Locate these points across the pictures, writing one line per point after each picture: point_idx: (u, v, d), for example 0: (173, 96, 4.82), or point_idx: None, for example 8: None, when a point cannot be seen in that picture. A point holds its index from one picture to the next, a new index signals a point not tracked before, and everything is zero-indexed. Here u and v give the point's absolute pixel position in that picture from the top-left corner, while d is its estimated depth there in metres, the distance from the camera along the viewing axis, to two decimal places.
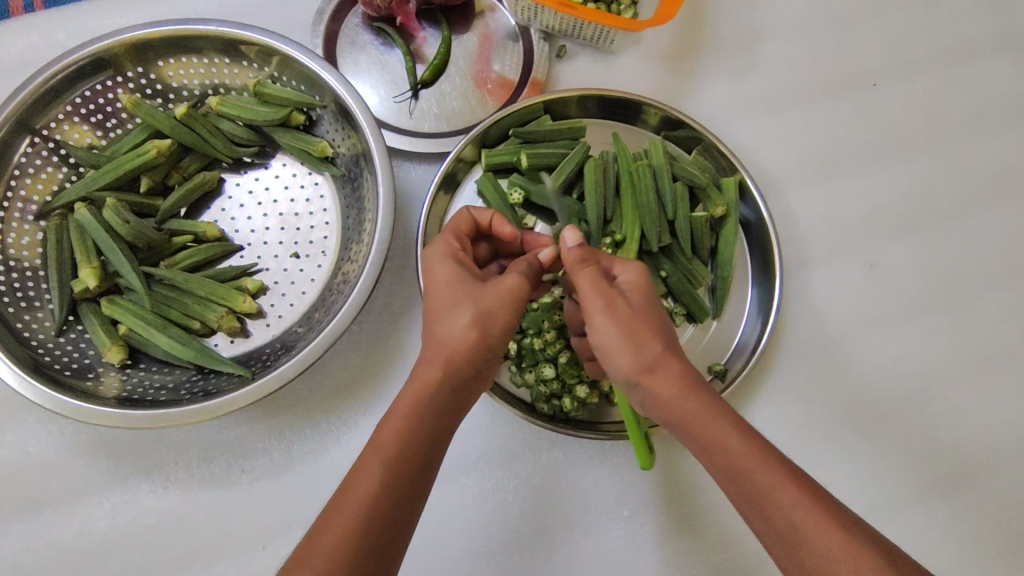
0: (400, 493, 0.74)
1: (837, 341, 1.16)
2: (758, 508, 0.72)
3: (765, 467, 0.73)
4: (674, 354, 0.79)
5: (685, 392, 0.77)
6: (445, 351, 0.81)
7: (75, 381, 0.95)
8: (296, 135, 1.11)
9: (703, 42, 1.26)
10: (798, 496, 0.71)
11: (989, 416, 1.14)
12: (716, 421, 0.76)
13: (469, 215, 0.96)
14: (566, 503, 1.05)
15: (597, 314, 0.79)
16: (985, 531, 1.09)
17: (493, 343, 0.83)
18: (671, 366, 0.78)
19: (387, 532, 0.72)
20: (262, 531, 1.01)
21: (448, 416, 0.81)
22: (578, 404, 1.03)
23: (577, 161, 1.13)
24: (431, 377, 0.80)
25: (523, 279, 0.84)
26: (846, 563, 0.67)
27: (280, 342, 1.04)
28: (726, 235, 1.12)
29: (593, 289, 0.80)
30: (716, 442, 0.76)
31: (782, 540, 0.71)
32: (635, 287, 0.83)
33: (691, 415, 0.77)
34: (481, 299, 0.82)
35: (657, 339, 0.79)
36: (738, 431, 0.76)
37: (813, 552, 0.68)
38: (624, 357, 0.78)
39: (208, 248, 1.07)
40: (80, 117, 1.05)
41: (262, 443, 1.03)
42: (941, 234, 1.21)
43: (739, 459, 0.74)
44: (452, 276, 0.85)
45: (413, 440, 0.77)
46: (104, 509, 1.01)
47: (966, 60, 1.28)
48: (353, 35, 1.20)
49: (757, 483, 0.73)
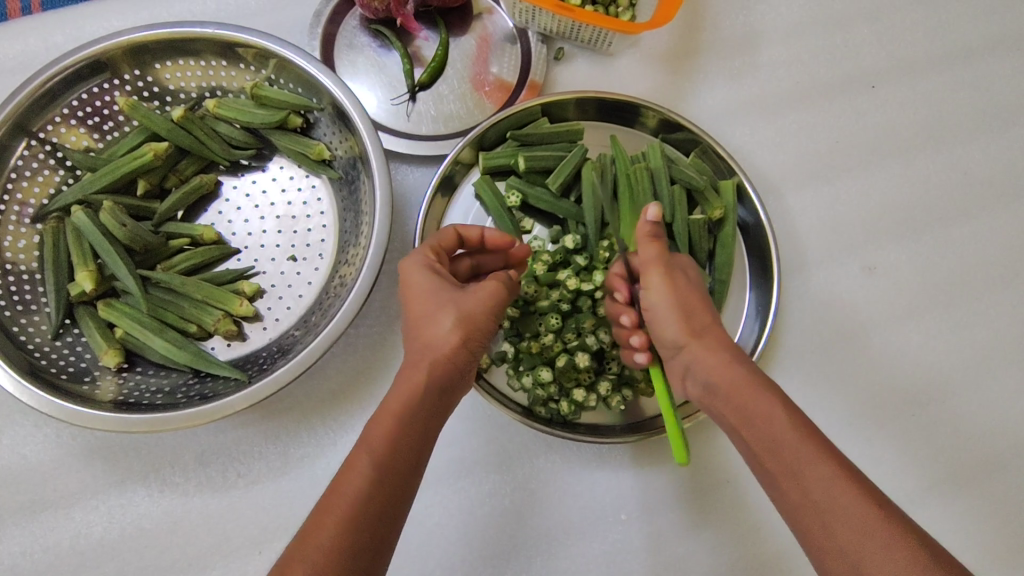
0: (390, 493, 0.74)
1: (836, 344, 1.16)
2: (790, 480, 0.74)
3: (801, 440, 0.75)
4: (720, 332, 0.86)
5: (729, 361, 0.82)
6: (429, 355, 0.81)
7: (71, 385, 0.95)
8: (293, 138, 1.10)
9: (701, 44, 1.25)
10: (832, 472, 0.72)
11: (988, 418, 1.14)
12: (758, 391, 0.79)
13: (455, 231, 0.96)
14: (563, 506, 1.04)
15: (656, 280, 0.88)
16: (983, 534, 1.09)
17: (474, 347, 0.84)
18: (718, 339, 0.85)
19: (380, 530, 0.72)
20: (259, 535, 1.01)
21: (435, 417, 0.81)
22: (575, 408, 1.03)
23: (574, 164, 1.11)
24: (417, 377, 0.80)
25: (503, 287, 0.88)
26: (879, 540, 0.67)
27: (277, 345, 1.04)
28: (725, 238, 1.12)
29: (658, 258, 0.89)
30: (756, 410, 0.78)
31: (815, 513, 0.71)
32: (691, 273, 0.92)
33: (737, 381, 0.80)
34: (463, 305, 0.84)
35: (707, 315, 0.87)
36: (779, 403, 0.78)
37: (847, 525, 0.69)
38: (678, 320, 0.86)
39: (205, 251, 1.07)
40: (78, 120, 1.05)
41: (259, 446, 1.03)
42: (940, 236, 1.21)
43: (777, 429, 0.76)
44: (432, 284, 0.85)
45: (402, 439, 0.76)
46: (100, 513, 1.01)
47: (964, 61, 1.28)
48: (351, 37, 1.20)
49: (793, 454, 0.74)
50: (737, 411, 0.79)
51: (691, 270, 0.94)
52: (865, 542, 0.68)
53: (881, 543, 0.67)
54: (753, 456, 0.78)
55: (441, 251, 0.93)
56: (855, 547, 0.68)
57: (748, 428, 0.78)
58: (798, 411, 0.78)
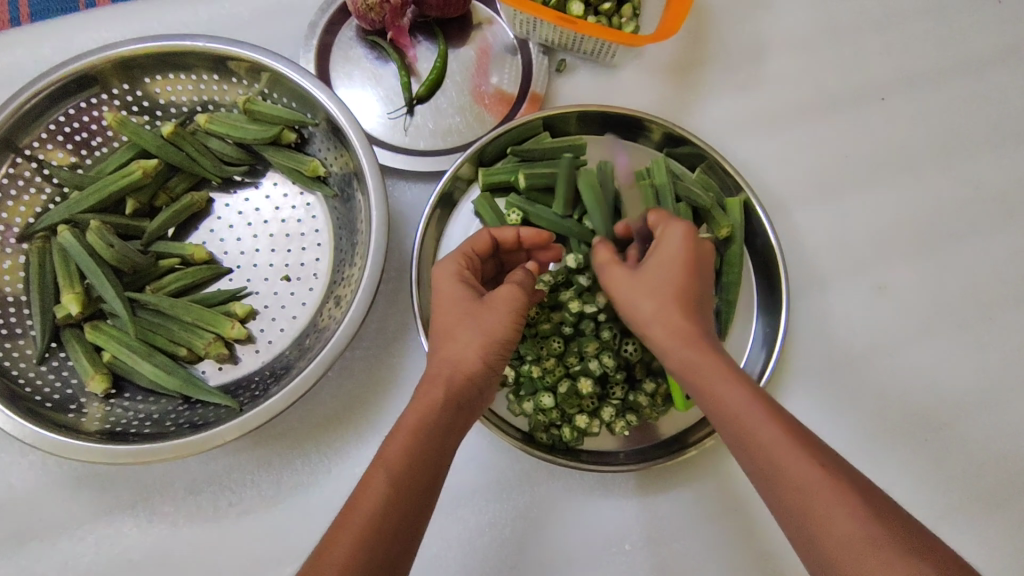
0: (407, 511, 0.70)
1: (846, 366, 1.12)
2: (743, 448, 0.73)
3: (751, 408, 0.73)
4: (679, 305, 0.82)
5: (685, 337, 0.79)
6: (448, 371, 0.79)
7: (55, 414, 0.92)
8: (286, 154, 1.07)
9: (707, 55, 1.22)
10: (779, 438, 0.70)
11: (1005, 442, 1.10)
12: (712, 364, 0.77)
13: (490, 235, 0.95)
14: (565, 537, 1.01)
15: (614, 281, 0.88)
16: (1001, 565, 1.05)
17: (497, 364, 0.82)
18: (670, 317, 0.81)
19: (396, 550, 0.68)
20: (251, 567, 0.97)
21: (455, 434, 0.77)
22: (578, 434, 0.99)
23: (566, 179, 1.07)
24: (436, 395, 0.77)
25: (525, 298, 0.85)
26: (826, 501, 0.66)
27: (270, 369, 1.00)
28: (732, 257, 1.08)
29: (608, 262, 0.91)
30: (708, 384, 0.76)
31: (769, 482, 0.70)
32: (666, 243, 0.86)
33: (689, 357, 0.78)
34: (486, 323, 0.81)
35: (663, 292, 0.83)
36: (732, 374, 0.76)
37: (797, 493, 0.68)
38: (634, 310, 0.85)
39: (196, 271, 1.04)
40: (64, 136, 1.02)
41: (251, 475, 1.00)
42: (953, 253, 1.18)
43: (727, 399, 0.74)
44: (458, 294, 0.84)
45: (423, 455, 0.73)
46: (87, 544, 0.98)
47: (977, 72, 1.24)
48: (347, 48, 1.17)
49: (743, 423, 0.73)
50: (692, 387, 0.78)
51: (675, 240, 0.86)
52: (813, 504, 0.67)
53: (830, 505, 0.66)
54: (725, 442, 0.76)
55: (474, 257, 0.92)
56: (806, 511, 0.67)
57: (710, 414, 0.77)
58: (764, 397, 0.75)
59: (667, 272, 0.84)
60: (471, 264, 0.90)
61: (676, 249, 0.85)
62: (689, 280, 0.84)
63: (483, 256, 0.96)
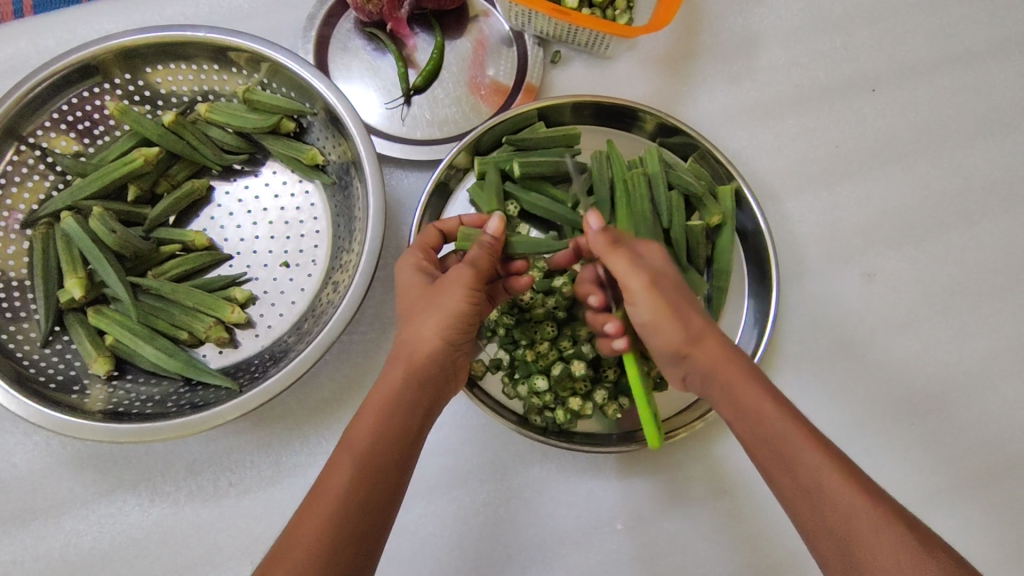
0: (375, 488, 0.72)
1: (835, 350, 1.14)
2: (783, 464, 0.73)
3: (794, 430, 0.74)
4: (714, 328, 0.83)
5: (728, 357, 0.81)
6: (407, 351, 0.81)
7: (60, 394, 0.94)
8: (286, 143, 1.09)
9: (699, 47, 1.24)
10: (823, 459, 0.71)
11: (991, 425, 1.12)
12: (748, 378, 0.79)
13: (438, 230, 0.97)
14: (557, 516, 1.03)
15: (639, 290, 0.83)
16: (984, 544, 1.07)
17: (457, 338, 0.84)
18: (713, 339, 0.82)
19: (366, 529, 0.70)
20: (250, 545, 1.00)
21: (420, 411, 0.79)
22: (571, 416, 1.01)
23: (493, 189, 1.09)
24: (397, 374, 0.79)
25: (472, 267, 0.85)
26: (869, 519, 0.67)
27: (269, 353, 1.02)
28: (723, 244, 1.11)
29: (628, 269, 0.84)
30: (749, 404, 0.77)
31: (810, 498, 0.71)
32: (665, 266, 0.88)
33: (734, 377, 0.79)
34: (438, 302, 0.82)
35: (698, 314, 0.83)
36: (769, 392, 0.78)
37: (837, 506, 0.69)
38: (667, 328, 0.82)
39: (197, 257, 1.06)
40: (67, 124, 1.03)
41: (250, 455, 1.02)
42: (942, 242, 1.20)
43: (770, 420, 0.76)
44: (415, 283, 0.86)
45: (385, 434, 0.75)
46: (90, 522, 1.00)
47: (966, 64, 1.26)
48: (345, 40, 1.18)
49: (785, 443, 0.74)
50: (731, 407, 0.79)
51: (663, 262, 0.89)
52: (854, 522, 0.67)
53: (872, 524, 0.67)
54: (755, 457, 0.77)
55: (428, 249, 0.93)
56: (847, 530, 0.68)
57: (741, 425, 0.78)
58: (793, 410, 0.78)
59: (684, 292, 0.85)
60: (427, 255, 0.92)
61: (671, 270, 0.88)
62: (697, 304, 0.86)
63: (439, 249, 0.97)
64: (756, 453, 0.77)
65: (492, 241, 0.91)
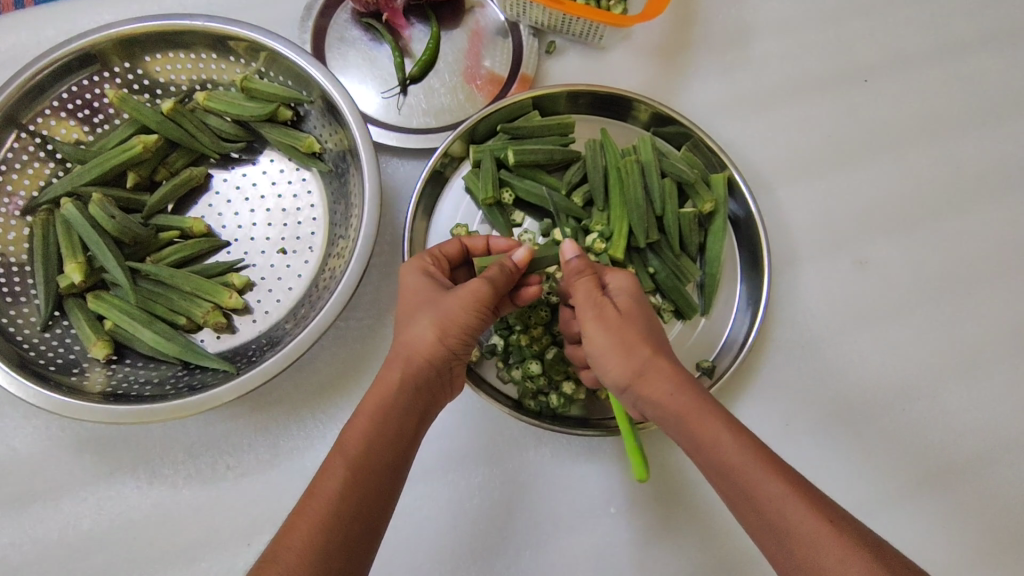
0: (366, 493, 0.73)
1: (826, 337, 1.16)
2: (747, 500, 0.73)
3: (754, 463, 0.74)
4: (666, 355, 0.81)
5: (678, 389, 0.78)
6: (405, 355, 0.81)
7: (60, 376, 0.95)
8: (284, 130, 1.11)
9: (692, 38, 1.25)
10: (787, 492, 0.71)
11: (980, 411, 1.13)
12: (705, 412, 0.77)
13: (460, 243, 0.96)
14: (551, 499, 1.04)
15: (590, 324, 0.82)
16: (972, 529, 1.09)
17: (458, 347, 0.83)
18: (662, 371, 0.79)
19: (357, 534, 0.71)
20: (247, 528, 1.01)
21: (414, 416, 0.80)
22: (565, 400, 1.03)
23: (489, 175, 1.10)
24: (392, 378, 0.79)
25: (490, 283, 0.84)
26: (835, 554, 0.67)
27: (267, 338, 1.04)
28: (715, 231, 1.12)
29: (584, 299, 0.83)
30: (706, 438, 0.76)
31: (775, 534, 0.71)
32: (622, 294, 0.85)
33: (688, 410, 0.78)
34: (441, 308, 0.82)
35: (649, 344, 0.81)
36: (728, 423, 0.77)
37: (805, 543, 0.69)
38: (615, 364, 0.80)
39: (195, 244, 1.07)
40: (68, 111, 1.05)
41: (249, 438, 1.04)
42: (933, 231, 1.21)
43: (729, 455, 0.75)
44: (421, 288, 0.86)
45: (381, 438, 0.76)
46: (89, 504, 1.01)
47: (958, 55, 1.28)
48: (342, 30, 1.20)
49: (747, 478, 0.73)
50: (690, 442, 0.78)
51: (621, 288, 0.86)
52: (822, 556, 0.68)
53: (840, 556, 0.67)
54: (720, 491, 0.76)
55: (442, 258, 0.93)
56: (816, 564, 0.68)
57: (701, 460, 0.77)
58: (754, 437, 0.77)
59: (637, 319, 0.83)
60: (439, 264, 0.92)
61: (626, 294, 0.85)
62: (654, 328, 0.84)
63: (456, 261, 0.97)
64: (723, 489, 0.76)
65: (513, 269, 0.88)
